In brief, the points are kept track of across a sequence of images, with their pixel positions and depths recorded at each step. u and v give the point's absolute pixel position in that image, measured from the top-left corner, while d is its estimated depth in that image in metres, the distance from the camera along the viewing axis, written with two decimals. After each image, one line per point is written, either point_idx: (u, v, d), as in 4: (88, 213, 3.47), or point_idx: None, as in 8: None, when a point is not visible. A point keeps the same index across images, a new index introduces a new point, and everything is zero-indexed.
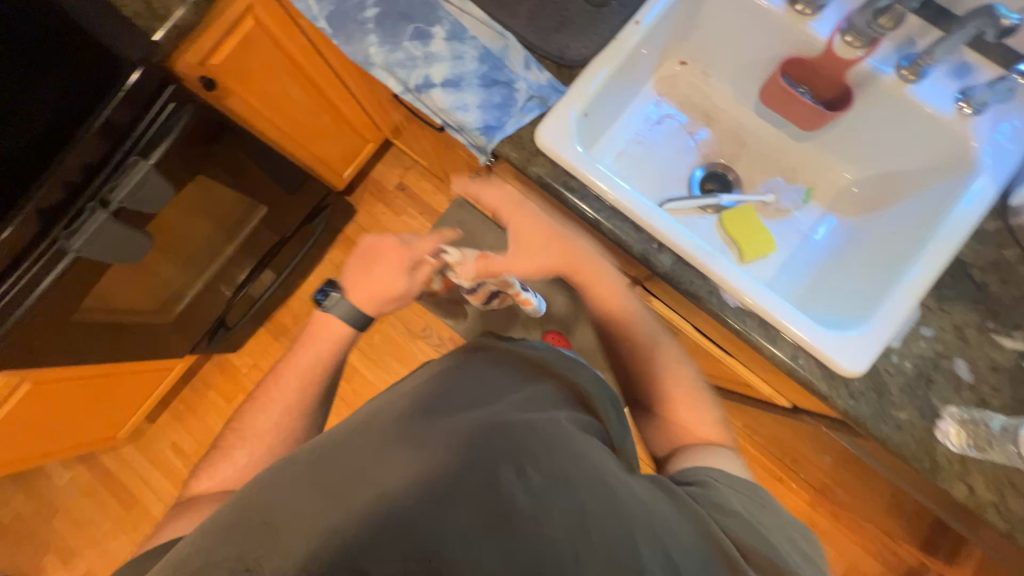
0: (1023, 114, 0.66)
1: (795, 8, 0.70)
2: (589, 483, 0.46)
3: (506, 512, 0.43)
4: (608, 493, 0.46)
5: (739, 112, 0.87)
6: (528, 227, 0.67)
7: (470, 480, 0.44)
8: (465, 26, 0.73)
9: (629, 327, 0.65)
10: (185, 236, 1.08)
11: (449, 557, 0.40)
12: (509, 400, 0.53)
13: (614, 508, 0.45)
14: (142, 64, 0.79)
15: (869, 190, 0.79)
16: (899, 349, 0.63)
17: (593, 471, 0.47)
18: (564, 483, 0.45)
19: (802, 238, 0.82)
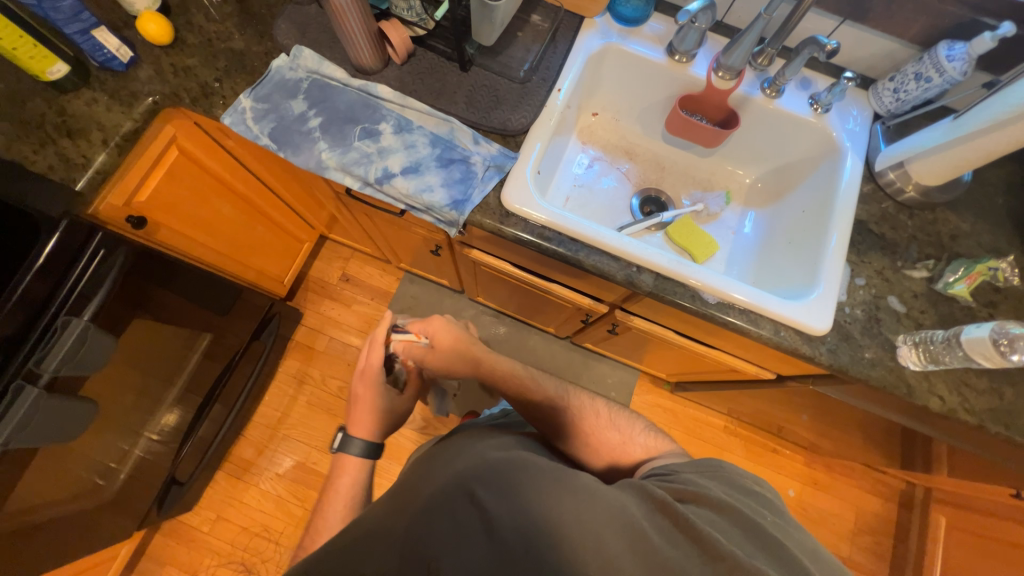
0: (857, 105, 0.86)
1: (674, 57, 0.86)
2: (532, 484, 0.52)
3: (470, 531, 0.49)
4: (550, 481, 0.52)
5: (652, 143, 1.01)
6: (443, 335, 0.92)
7: (435, 514, 0.51)
8: (409, 118, 0.78)
9: (540, 389, 0.83)
10: (125, 392, 0.94)
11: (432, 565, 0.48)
12: (469, 450, 0.62)
13: (558, 498, 0.51)
14: (65, 217, 0.73)
15: (771, 183, 0.96)
16: (848, 301, 0.75)
17: (536, 472, 0.54)
18: (511, 492, 0.51)
19: (735, 233, 0.97)
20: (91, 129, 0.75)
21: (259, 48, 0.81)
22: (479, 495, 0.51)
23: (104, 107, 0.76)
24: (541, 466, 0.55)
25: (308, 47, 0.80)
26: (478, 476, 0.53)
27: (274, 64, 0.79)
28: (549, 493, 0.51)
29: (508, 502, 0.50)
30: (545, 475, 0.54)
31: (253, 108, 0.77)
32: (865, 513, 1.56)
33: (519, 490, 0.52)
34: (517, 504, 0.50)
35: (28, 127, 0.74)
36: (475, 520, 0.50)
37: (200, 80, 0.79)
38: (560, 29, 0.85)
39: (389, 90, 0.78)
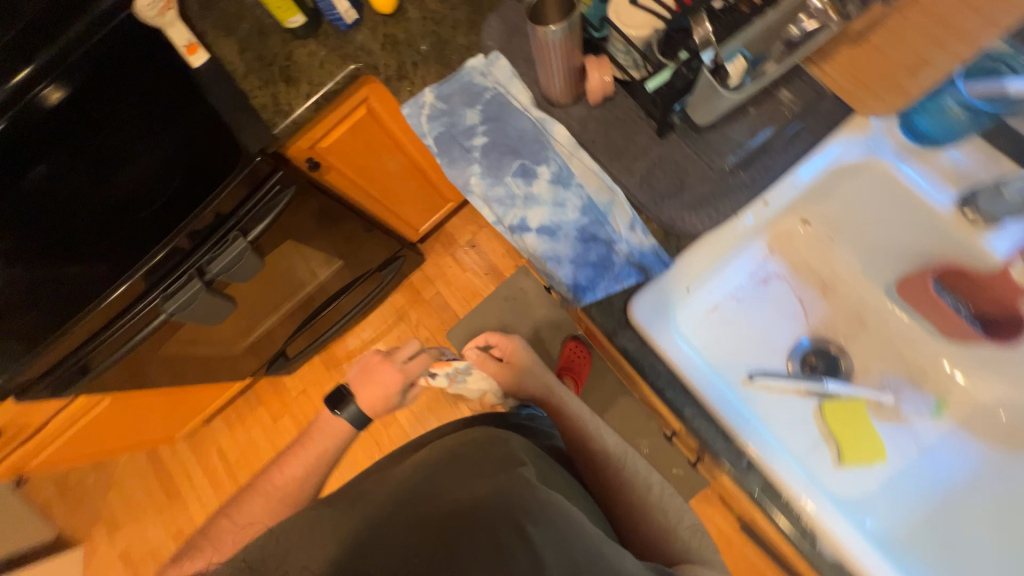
0: None
1: (963, 212, 0.60)
2: (586, 555, 0.50)
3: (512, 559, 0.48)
4: (598, 559, 0.50)
5: (864, 288, 0.76)
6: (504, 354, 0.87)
7: (487, 529, 0.51)
8: (572, 171, 0.69)
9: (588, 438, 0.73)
10: (268, 286, 1.14)
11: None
12: (519, 475, 0.56)
13: (601, 573, 0.49)
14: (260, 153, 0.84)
15: (1020, 423, 0.66)
16: None
17: (589, 539, 0.52)
18: (561, 544, 0.50)
19: (919, 452, 0.69)
20: (304, 79, 0.82)
21: (463, 40, 0.77)
22: (534, 536, 0.49)
23: (320, 61, 0.82)
24: (592, 531, 0.53)
25: (507, 55, 0.74)
26: (530, 510, 0.51)
27: (468, 64, 0.75)
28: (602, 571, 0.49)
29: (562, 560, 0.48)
30: (597, 558, 0.50)
31: (432, 106, 0.76)
32: None
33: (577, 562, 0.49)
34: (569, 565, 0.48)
35: (262, 63, 0.84)
36: (528, 562, 0.47)
37: (400, 59, 0.79)
38: (809, 119, 0.64)
39: (565, 134, 0.69)
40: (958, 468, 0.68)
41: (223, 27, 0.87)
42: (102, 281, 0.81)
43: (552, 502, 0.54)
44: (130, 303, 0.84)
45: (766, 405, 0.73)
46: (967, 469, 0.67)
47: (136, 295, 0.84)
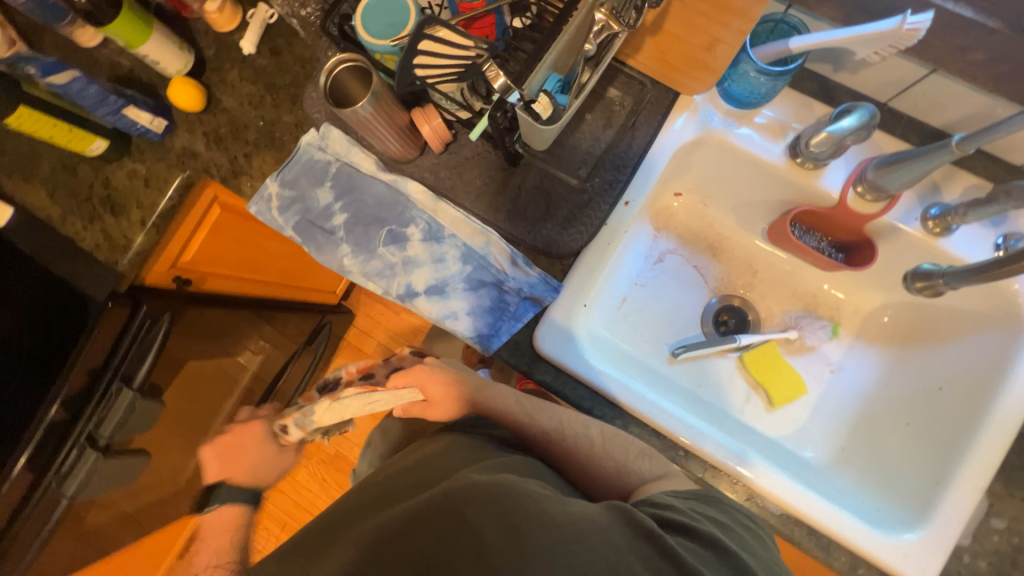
0: None
1: (795, 160, 0.63)
2: (525, 511, 0.47)
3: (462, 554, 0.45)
4: (543, 517, 0.46)
5: (746, 240, 0.80)
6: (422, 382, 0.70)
7: (430, 527, 0.48)
8: (441, 223, 0.67)
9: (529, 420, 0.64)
10: (189, 424, 1.00)
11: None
12: (455, 474, 0.53)
13: (550, 528, 0.45)
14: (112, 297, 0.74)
15: (900, 321, 0.73)
16: (971, 546, 0.59)
17: (530, 498, 0.48)
18: (495, 512, 0.47)
19: (833, 373, 0.75)
20: (132, 205, 0.74)
21: (291, 118, 0.73)
22: (474, 519, 0.46)
23: (143, 180, 0.74)
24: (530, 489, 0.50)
25: (339, 124, 0.70)
26: (466, 496, 0.48)
27: (301, 142, 0.70)
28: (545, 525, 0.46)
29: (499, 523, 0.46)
30: (536, 512, 0.47)
31: (279, 196, 0.70)
32: None
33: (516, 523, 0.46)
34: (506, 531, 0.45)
35: (80, 199, 0.75)
36: (469, 544, 0.45)
37: (231, 154, 0.73)
38: (647, 110, 0.65)
39: (421, 189, 0.67)
40: (864, 377, 0.74)
41: (17, 169, 0.76)
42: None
43: (483, 480, 0.50)
44: (19, 504, 0.73)
45: (691, 375, 0.78)
46: (872, 376, 0.74)
47: (21, 492, 0.73)
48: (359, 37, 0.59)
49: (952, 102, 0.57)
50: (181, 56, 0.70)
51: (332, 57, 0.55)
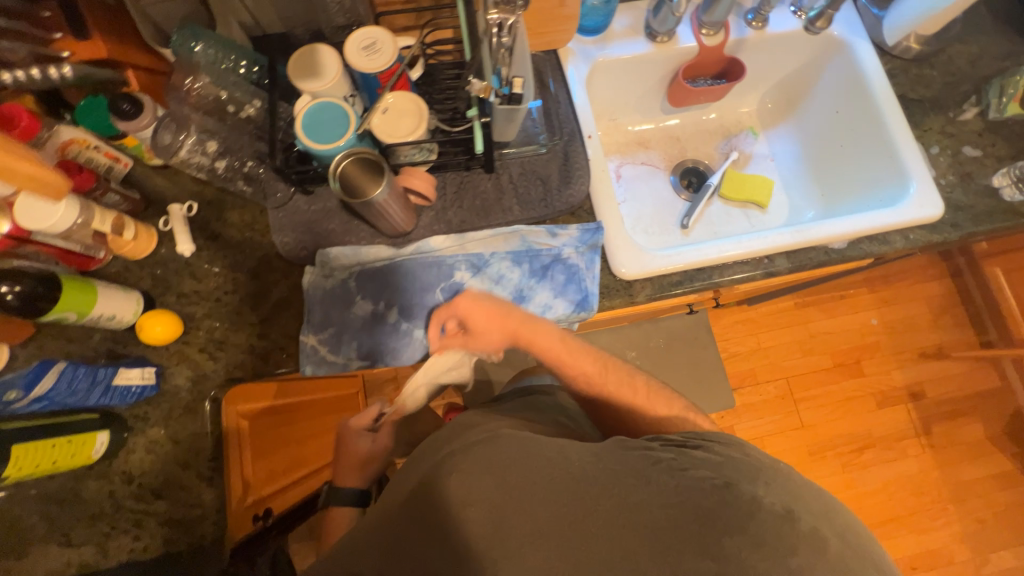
0: None
1: (656, 41, 0.81)
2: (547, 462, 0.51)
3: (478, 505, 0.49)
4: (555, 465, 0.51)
5: (655, 122, 0.98)
6: (475, 317, 0.66)
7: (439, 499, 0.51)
8: (478, 251, 0.70)
9: (577, 363, 0.70)
10: None
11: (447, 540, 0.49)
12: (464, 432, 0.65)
13: (561, 475, 0.50)
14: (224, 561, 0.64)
15: (781, 98, 0.97)
16: (938, 173, 0.78)
17: (525, 452, 0.52)
18: (494, 481, 0.50)
19: (774, 159, 0.97)
20: (175, 473, 0.63)
21: (275, 276, 0.69)
22: (475, 480, 0.51)
23: (169, 440, 0.64)
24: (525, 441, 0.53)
25: (328, 245, 0.69)
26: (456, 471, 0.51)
27: (306, 282, 0.68)
28: (545, 470, 0.50)
29: (500, 486, 0.50)
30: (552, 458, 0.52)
31: (322, 340, 0.67)
32: (933, 296, 1.70)
33: (517, 489, 0.49)
34: (499, 494, 0.49)
35: (108, 517, 0.61)
36: (472, 497, 0.50)
37: (245, 346, 0.67)
38: (546, 72, 0.78)
39: (443, 237, 0.70)
40: (793, 147, 0.96)
41: None
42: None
43: (494, 445, 0.53)
44: None
45: (706, 229, 0.93)
46: (796, 142, 0.96)
47: None
48: (316, 151, 0.61)
49: None
50: (131, 297, 0.63)
51: (334, 157, 0.54)
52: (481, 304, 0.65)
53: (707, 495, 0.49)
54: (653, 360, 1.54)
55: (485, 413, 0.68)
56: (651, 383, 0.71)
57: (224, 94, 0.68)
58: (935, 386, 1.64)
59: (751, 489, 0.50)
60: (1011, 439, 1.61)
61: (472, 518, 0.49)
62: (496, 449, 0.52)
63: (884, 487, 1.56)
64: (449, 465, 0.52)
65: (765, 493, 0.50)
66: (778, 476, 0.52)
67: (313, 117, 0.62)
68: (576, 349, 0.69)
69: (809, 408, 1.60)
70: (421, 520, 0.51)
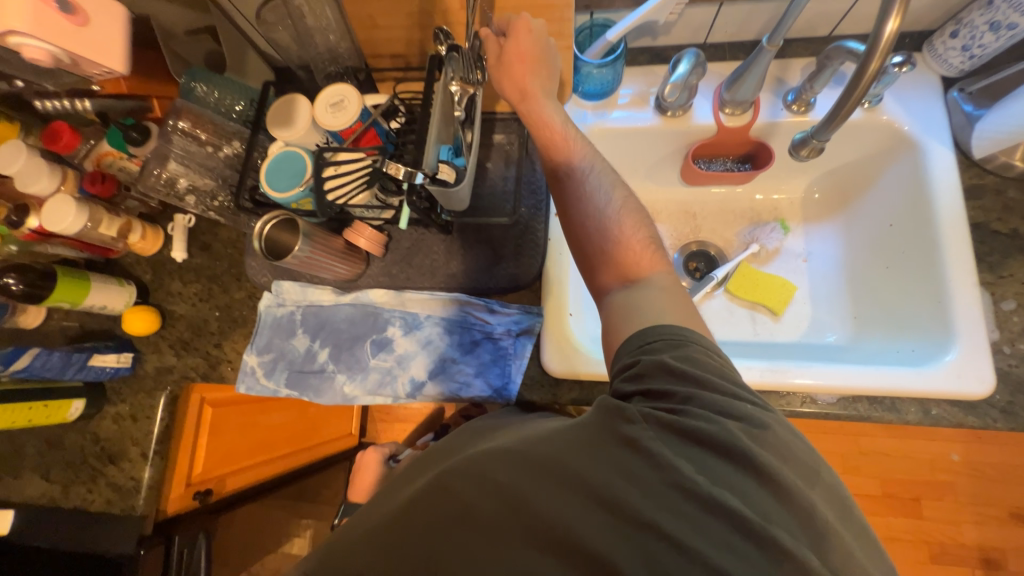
0: (924, 86, 0.68)
1: (665, 115, 0.72)
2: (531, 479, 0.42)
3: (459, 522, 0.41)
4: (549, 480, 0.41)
5: (670, 192, 0.88)
6: (519, 47, 0.59)
7: (422, 514, 0.43)
8: (414, 312, 0.71)
9: (566, 156, 0.59)
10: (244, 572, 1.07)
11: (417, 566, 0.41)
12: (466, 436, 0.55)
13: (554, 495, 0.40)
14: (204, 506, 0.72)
15: (830, 190, 0.81)
16: (1003, 336, 0.60)
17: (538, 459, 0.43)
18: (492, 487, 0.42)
19: (806, 261, 0.81)
20: (127, 446, 0.74)
21: (242, 294, 0.77)
22: (455, 491, 0.43)
23: (130, 417, 0.75)
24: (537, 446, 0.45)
25: (286, 277, 0.75)
26: (464, 476, 0.44)
27: (261, 307, 0.74)
28: (557, 475, 0.42)
29: (489, 497, 0.42)
30: (546, 467, 0.42)
31: (261, 363, 0.73)
32: None
33: (521, 498, 0.41)
34: (502, 508, 0.41)
35: (75, 467, 0.74)
36: (453, 512, 0.42)
37: (203, 352, 0.76)
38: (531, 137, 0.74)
39: (382, 292, 0.71)
40: (832, 252, 0.80)
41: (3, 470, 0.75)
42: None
43: (502, 450, 0.45)
44: None
45: None
46: (837, 247, 0.79)
47: None
48: (271, 197, 0.65)
49: (752, 17, 0.69)
50: (124, 291, 0.74)
51: (257, 222, 0.59)
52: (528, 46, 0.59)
53: (692, 496, 0.39)
54: None
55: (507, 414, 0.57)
56: (631, 204, 0.57)
57: (202, 133, 0.69)
58: (1018, 559, 1.30)
59: (736, 500, 0.38)
60: None
61: (466, 520, 0.41)
62: (504, 449, 0.45)
63: None
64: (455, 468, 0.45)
65: (753, 501, 0.39)
66: (780, 466, 0.40)
67: (277, 164, 0.66)
68: (572, 137, 0.59)
69: None
70: (414, 524, 0.42)
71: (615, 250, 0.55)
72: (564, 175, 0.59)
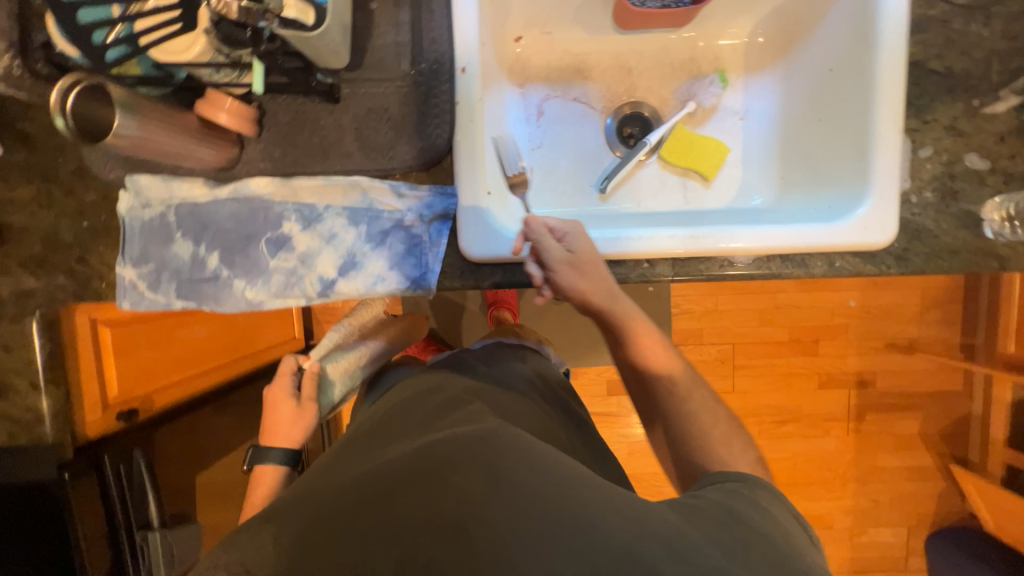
0: None
1: None
2: (507, 457, 0.48)
3: (440, 489, 0.45)
4: (528, 468, 0.47)
5: (603, 43, 0.77)
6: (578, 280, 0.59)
7: (404, 479, 0.47)
8: (309, 203, 0.61)
9: (662, 366, 0.65)
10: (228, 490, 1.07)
11: (391, 527, 0.43)
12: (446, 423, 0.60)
13: (540, 485, 0.45)
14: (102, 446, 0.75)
15: (775, 33, 0.73)
16: (913, 185, 0.60)
17: (506, 448, 0.50)
18: (485, 466, 0.47)
19: (743, 119, 0.76)
20: (10, 377, 0.66)
21: (93, 196, 0.63)
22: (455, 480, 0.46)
23: (0, 348, 0.65)
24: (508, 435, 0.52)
25: (140, 169, 0.61)
26: (445, 458, 0.49)
27: (121, 211, 0.62)
28: (547, 476, 0.46)
29: (484, 479, 0.46)
30: (523, 456, 0.48)
31: (141, 277, 0.63)
32: (929, 287, 1.53)
33: (501, 477, 0.46)
34: (489, 485, 0.45)
35: None
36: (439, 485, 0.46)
37: (65, 269, 0.64)
38: None
39: (265, 181, 0.60)
40: (770, 107, 0.75)
41: None
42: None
43: (497, 438, 0.51)
44: None
45: (629, 199, 0.78)
46: (776, 101, 0.74)
47: None
48: (71, 59, 0.49)
49: None
50: None
51: (55, 91, 0.42)
52: (588, 275, 0.59)
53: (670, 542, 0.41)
54: None
55: (482, 411, 0.63)
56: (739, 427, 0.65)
57: None
58: (888, 377, 1.57)
59: (725, 551, 0.41)
60: (944, 439, 1.59)
61: (454, 495, 0.45)
62: (490, 433, 0.52)
63: (797, 458, 1.60)
64: (421, 414, 0.65)
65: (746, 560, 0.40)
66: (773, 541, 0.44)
67: None
68: (661, 349, 0.65)
69: (745, 375, 1.59)
70: (402, 475, 0.47)
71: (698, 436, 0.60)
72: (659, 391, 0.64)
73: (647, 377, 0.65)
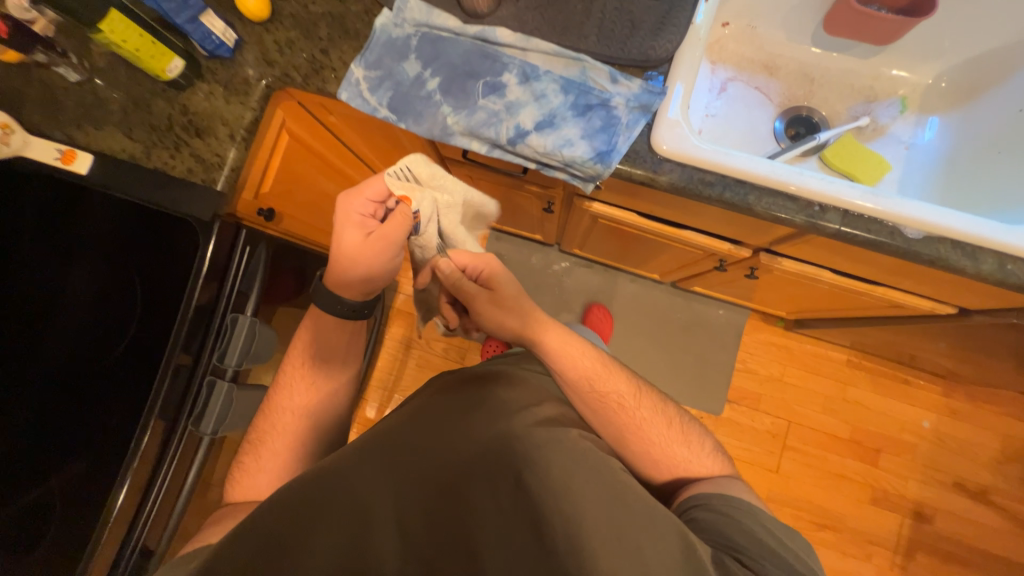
0: None
1: None
2: (582, 477, 0.58)
3: (512, 511, 0.56)
4: (603, 489, 0.57)
5: (796, 50, 0.86)
6: (514, 322, 0.73)
7: (474, 481, 0.58)
8: (534, 63, 0.69)
9: (608, 386, 0.72)
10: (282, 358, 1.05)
11: (477, 531, 0.55)
12: (510, 409, 0.66)
13: (615, 513, 0.55)
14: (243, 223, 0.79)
15: (960, 81, 0.80)
16: None
17: (587, 465, 0.59)
18: (561, 485, 0.57)
19: (908, 148, 0.82)
20: (216, 124, 0.74)
21: (359, 7, 0.74)
22: (527, 484, 0.57)
23: (222, 99, 0.74)
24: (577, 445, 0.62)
25: None
26: (530, 463, 0.58)
27: (378, 23, 0.72)
28: (626, 506, 0.55)
29: (559, 498, 0.56)
30: (597, 475, 0.58)
31: (367, 78, 0.71)
32: (1010, 436, 1.46)
33: (573, 494, 0.56)
34: (564, 502, 0.55)
35: (159, 132, 0.74)
36: (515, 495, 0.57)
37: (306, 54, 0.74)
38: None
39: (509, 34, 0.70)
40: (938, 142, 0.81)
41: (86, 120, 0.75)
42: (120, 459, 0.71)
43: (567, 456, 0.60)
44: (162, 445, 0.71)
45: None
46: (945, 138, 0.80)
47: (164, 432, 0.71)
48: None
49: None
50: None
51: None
52: (507, 317, 0.73)
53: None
54: (663, 333, 1.56)
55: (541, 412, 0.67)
56: (683, 419, 0.73)
57: None
58: (947, 519, 1.43)
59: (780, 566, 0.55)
60: None
61: (528, 512, 0.55)
62: (564, 446, 0.61)
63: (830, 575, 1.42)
64: (489, 392, 0.70)
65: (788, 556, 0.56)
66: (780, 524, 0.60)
67: None
68: (603, 373, 0.73)
69: (793, 460, 1.48)
70: (478, 475, 0.58)
71: (658, 433, 0.71)
72: (613, 405, 0.71)
73: (596, 395, 0.71)
